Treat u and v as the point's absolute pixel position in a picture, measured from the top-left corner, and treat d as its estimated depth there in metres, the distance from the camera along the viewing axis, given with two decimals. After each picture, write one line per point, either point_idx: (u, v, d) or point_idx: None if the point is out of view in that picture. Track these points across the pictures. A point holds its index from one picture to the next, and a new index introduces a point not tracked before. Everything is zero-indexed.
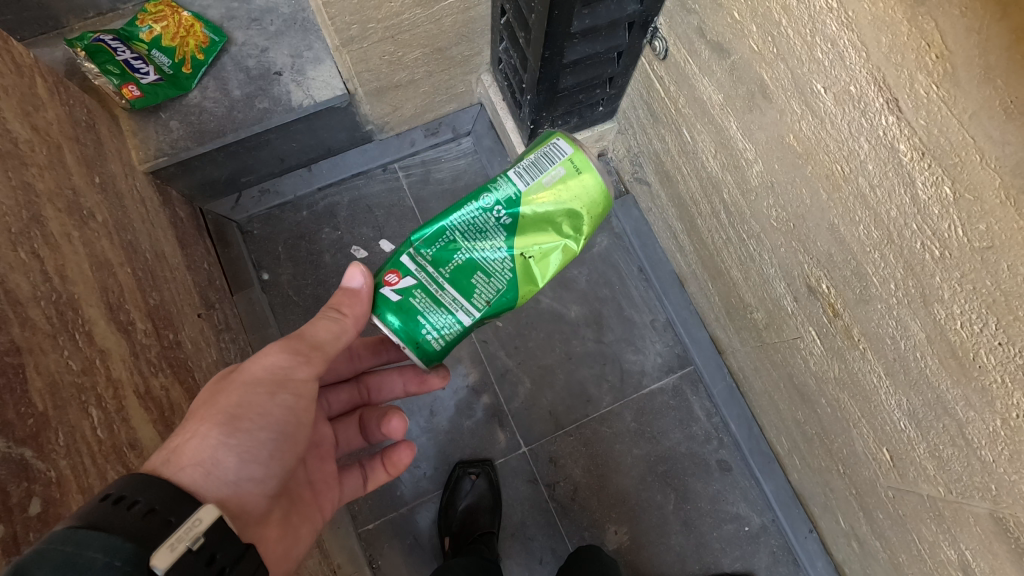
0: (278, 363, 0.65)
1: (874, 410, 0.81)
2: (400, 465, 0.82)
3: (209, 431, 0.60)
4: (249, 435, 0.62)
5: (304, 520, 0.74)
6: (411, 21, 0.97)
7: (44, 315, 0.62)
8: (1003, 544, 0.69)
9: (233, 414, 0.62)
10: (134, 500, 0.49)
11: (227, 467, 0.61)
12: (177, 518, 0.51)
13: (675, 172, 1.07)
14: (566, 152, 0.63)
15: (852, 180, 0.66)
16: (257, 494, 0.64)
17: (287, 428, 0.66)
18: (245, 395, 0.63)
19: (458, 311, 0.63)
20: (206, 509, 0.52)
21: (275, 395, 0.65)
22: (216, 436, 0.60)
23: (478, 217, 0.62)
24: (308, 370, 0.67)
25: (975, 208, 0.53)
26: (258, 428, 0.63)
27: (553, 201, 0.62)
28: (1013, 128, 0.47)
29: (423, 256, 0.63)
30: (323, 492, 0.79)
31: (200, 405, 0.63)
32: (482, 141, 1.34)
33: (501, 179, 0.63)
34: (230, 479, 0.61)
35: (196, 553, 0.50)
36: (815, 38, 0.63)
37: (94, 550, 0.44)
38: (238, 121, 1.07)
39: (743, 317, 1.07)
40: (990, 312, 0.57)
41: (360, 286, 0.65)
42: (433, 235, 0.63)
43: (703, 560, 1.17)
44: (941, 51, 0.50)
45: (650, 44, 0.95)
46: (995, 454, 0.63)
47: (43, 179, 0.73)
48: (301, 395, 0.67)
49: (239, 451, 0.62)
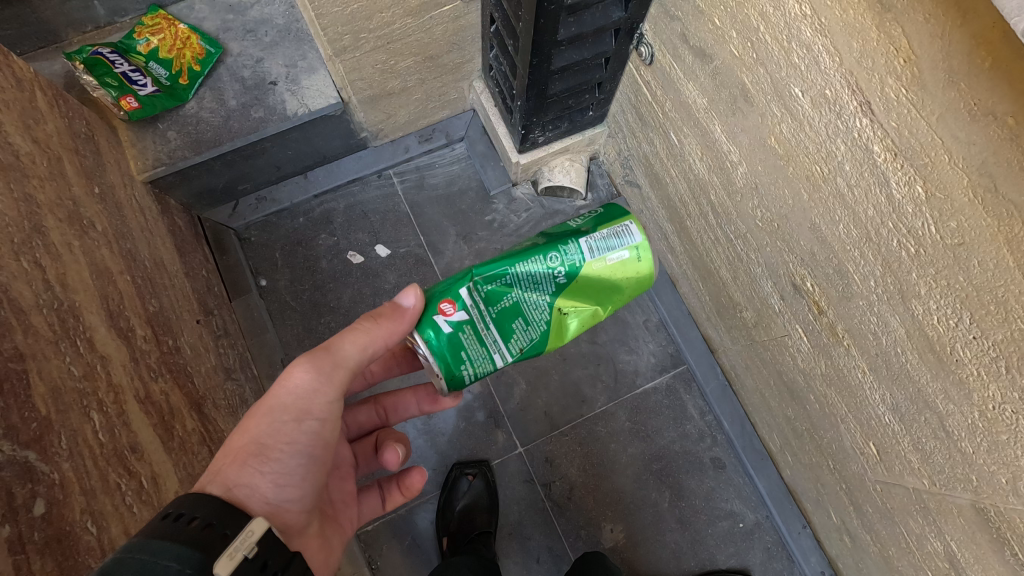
0: (301, 386, 0.66)
1: (859, 404, 0.83)
2: (414, 488, 0.84)
3: (247, 458, 0.64)
4: (281, 462, 0.65)
5: (335, 533, 0.78)
6: (403, 30, 0.99)
7: (46, 322, 0.64)
8: (985, 534, 0.70)
9: (262, 443, 0.65)
10: (191, 515, 0.51)
11: (266, 492, 0.64)
12: (231, 532, 0.53)
13: (664, 174, 1.09)
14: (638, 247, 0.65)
15: (831, 180, 0.68)
16: (298, 511, 0.68)
17: (314, 450, 0.68)
18: (273, 423, 0.65)
19: (495, 353, 0.64)
20: (257, 520, 0.54)
21: (301, 421, 0.67)
22: (251, 465, 0.63)
23: (542, 275, 0.63)
24: (330, 388, 0.68)
25: (946, 207, 0.55)
26: (288, 453, 0.66)
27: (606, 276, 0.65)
28: (977, 130, 0.49)
29: (480, 292, 0.63)
30: (345, 512, 0.81)
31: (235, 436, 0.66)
32: (475, 146, 1.36)
33: (572, 243, 0.63)
34: (271, 500, 0.64)
35: (251, 560, 0.52)
36: (791, 44, 0.65)
37: (169, 558, 0.46)
38: (235, 130, 1.09)
39: (733, 316, 1.09)
40: (964, 307, 0.59)
41: (412, 306, 0.64)
42: (498, 282, 0.63)
43: (699, 557, 1.18)
44: (908, 55, 0.52)
45: (636, 50, 0.97)
46: (974, 445, 0.65)
47: (44, 190, 0.75)
48: (324, 416, 0.68)
49: (275, 478, 0.65)
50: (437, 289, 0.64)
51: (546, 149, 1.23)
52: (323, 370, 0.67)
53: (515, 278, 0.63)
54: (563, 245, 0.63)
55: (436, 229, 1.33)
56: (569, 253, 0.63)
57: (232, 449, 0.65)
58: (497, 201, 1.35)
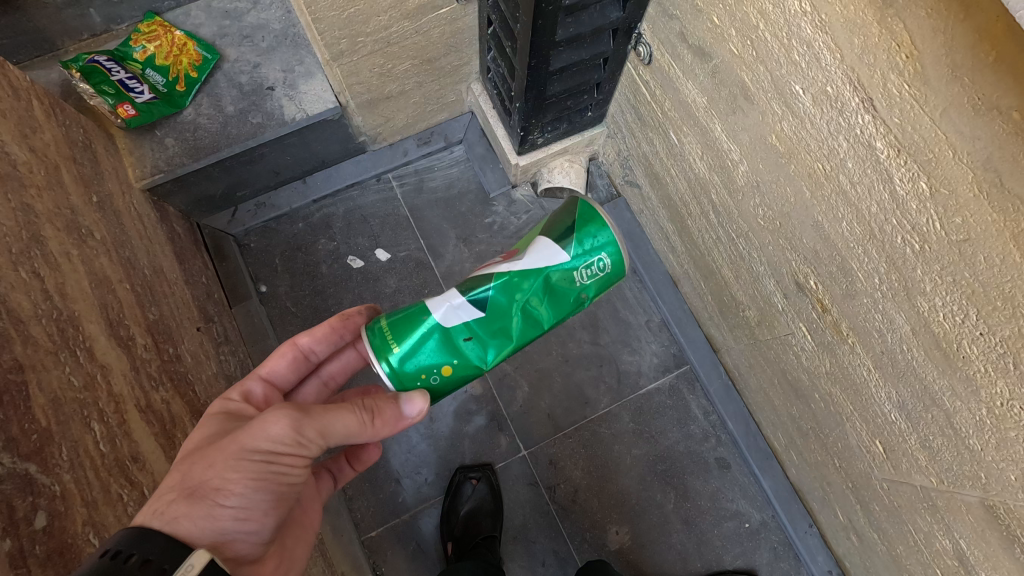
0: (276, 435, 0.59)
1: (865, 402, 0.82)
2: (369, 463, 0.85)
3: (203, 491, 0.58)
4: (242, 498, 0.59)
5: (297, 540, 0.73)
6: (399, 33, 0.99)
7: (45, 333, 0.63)
8: (995, 531, 0.70)
9: (225, 479, 0.58)
10: (129, 552, 0.51)
11: (221, 525, 0.58)
12: (172, 565, 0.52)
13: (664, 174, 1.09)
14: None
15: (834, 177, 0.68)
16: (255, 546, 0.62)
17: (280, 490, 0.62)
18: (239, 460, 0.59)
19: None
20: (200, 554, 0.53)
21: (270, 464, 0.60)
22: (210, 500, 0.58)
23: None
24: (308, 446, 0.61)
25: (951, 202, 0.55)
26: (252, 492, 0.59)
27: None
28: (982, 124, 0.49)
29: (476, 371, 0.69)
30: (312, 505, 0.78)
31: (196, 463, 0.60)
32: (474, 149, 1.36)
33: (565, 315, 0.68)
34: (226, 533, 0.59)
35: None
36: (791, 41, 0.64)
37: None
38: (233, 136, 1.09)
39: (735, 315, 1.08)
40: (970, 303, 0.58)
41: (414, 419, 0.65)
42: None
43: (705, 558, 1.17)
44: (910, 50, 0.52)
45: (635, 50, 0.97)
46: (982, 442, 0.65)
47: (42, 200, 0.75)
48: (297, 464, 0.61)
49: (232, 514, 0.59)
50: (442, 387, 0.66)
51: (545, 150, 1.23)
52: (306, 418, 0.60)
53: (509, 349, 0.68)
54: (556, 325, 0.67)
55: (436, 233, 1.33)
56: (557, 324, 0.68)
57: (194, 479, 0.59)
58: (496, 203, 1.35)
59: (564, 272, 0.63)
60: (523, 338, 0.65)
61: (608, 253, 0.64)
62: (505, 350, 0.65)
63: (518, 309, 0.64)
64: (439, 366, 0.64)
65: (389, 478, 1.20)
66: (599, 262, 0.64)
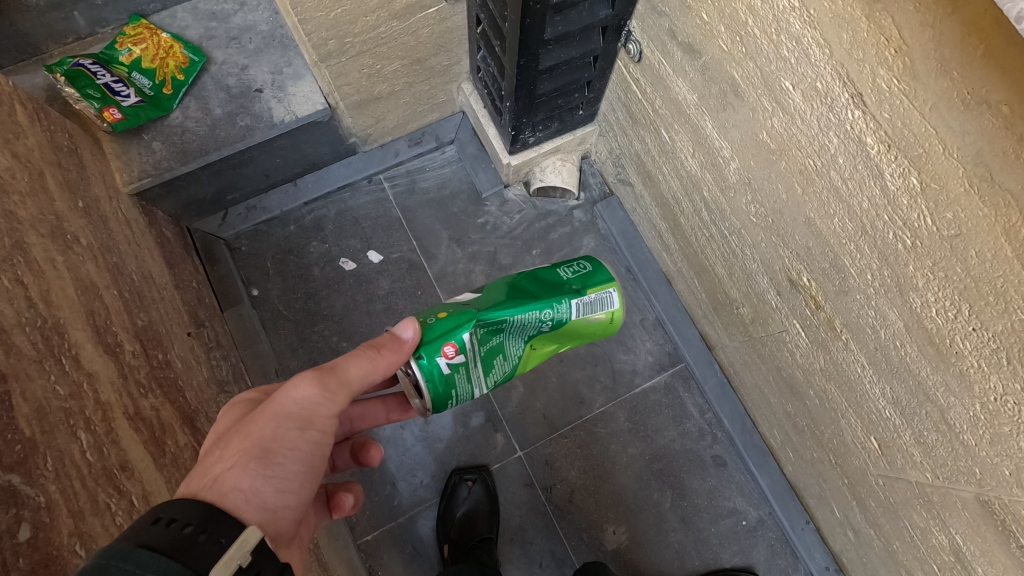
0: (308, 397, 0.65)
1: (860, 399, 0.82)
2: (344, 511, 0.80)
3: (247, 461, 0.60)
4: (283, 468, 0.63)
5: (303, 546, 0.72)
6: (388, 33, 0.98)
7: (29, 341, 0.62)
8: (990, 526, 0.69)
9: (267, 448, 0.62)
10: (183, 521, 0.50)
11: (266, 497, 0.60)
12: (226, 539, 0.52)
13: (657, 172, 1.09)
14: (612, 305, 0.74)
15: (825, 174, 0.67)
16: (290, 522, 0.64)
17: (313, 463, 0.66)
18: (276, 429, 0.63)
19: (476, 389, 0.70)
20: (251, 529, 0.53)
21: (304, 431, 0.65)
22: (256, 468, 0.60)
23: (535, 321, 0.69)
24: (335, 404, 0.67)
25: (941, 197, 0.54)
26: (291, 461, 0.64)
27: (584, 330, 0.74)
28: (971, 119, 0.49)
29: (480, 337, 0.67)
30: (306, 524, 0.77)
31: (234, 440, 0.62)
32: (466, 149, 1.35)
33: (565, 304, 0.70)
34: (269, 506, 0.60)
35: (246, 570, 0.52)
36: (780, 37, 0.64)
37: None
38: (221, 139, 1.08)
39: (730, 313, 1.08)
40: (963, 299, 0.58)
41: (411, 339, 0.65)
42: (497, 328, 0.68)
43: (703, 556, 1.17)
44: (899, 45, 0.51)
45: (625, 47, 0.96)
46: (976, 437, 0.64)
47: (25, 206, 0.74)
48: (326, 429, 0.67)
49: (275, 485, 0.62)
50: (440, 331, 0.65)
51: (537, 149, 1.23)
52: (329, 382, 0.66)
53: (513, 321, 0.68)
54: (553, 302, 0.69)
55: (429, 233, 1.32)
56: (556, 308, 0.70)
57: (236, 452, 0.61)
58: (489, 203, 1.34)
59: (548, 269, 0.74)
60: (518, 299, 0.68)
61: (587, 260, 0.75)
62: (500, 305, 0.67)
63: (510, 283, 0.72)
64: (436, 312, 0.68)
65: (384, 481, 1.19)
66: (581, 266, 0.75)
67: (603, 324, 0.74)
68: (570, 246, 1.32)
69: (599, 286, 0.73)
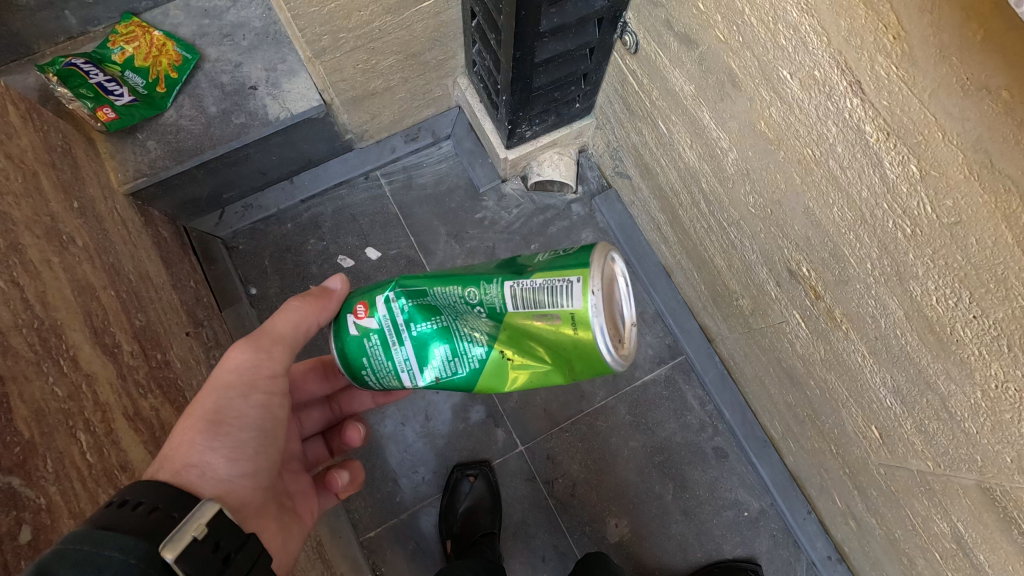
0: (243, 362, 0.68)
1: (860, 388, 0.82)
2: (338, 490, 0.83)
3: (195, 436, 0.63)
4: (232, 436, 0.65)
5: (296, 521, 0.75)
6: (383, 28, 0.98)
7: (26, 342, 0.62)
8: (992, 514, 0.69)
9: (213, 419, 0.65)
10: (137, 501, 0.51)
11: (219, 469, 0.63)
12: (179, 513, 0.52)
13: (655, 164, 1.08)
14: (572, 301, 0.51)
15: (823, 163, 0.67)
16: (252, 489, 0.67)
17: (263, 427, 0.69)
18: (220, 400, 0.66)
19: (402, 373, 0.62)
20: (204, 506, 0.53)
21: (248, 396, 0.68)
22: (202, 443, 0.63)
23: (461, 302, 0.58)
24: (274, 362, 0.70)
25: (941, 184, 0.54)
26: (241, 429, 0.66)
27: (539, 335, 0.55)
28: (971, 105, 0.48)
29: (398, 308, 0.60)
30: (305, 502, 0.80)
31: (182, 419, 0.65)
32: (463, 143, 1.35)
33: (495, 286, 0.56)
34: (223, 477, 0.63)
35: (203, 542, 0.51)
36: (778, 25, 0.64)
37: (112, 547, 0.45)
38: (216, 137, 1.07)
39: (730, 305, 1.07)
40: (963, 286, 0.58)
41: (337, 287, 0.71)
42: (421, 302, 0.60)
43: (705, 548, 1.17)
44: (898, 31, 0.51)
45: (621, 39, 0.96)
46: (978, 425, 0.64)
47: (20, 207, 0.73)
48: (273, 391, 0.71)
49: (228, 454, 0.65)
50: (366, 291, 0.64)
51: (534, 143, 1.22)
52: (264, 348, 0.70)
53: (434, 296, 0.60)
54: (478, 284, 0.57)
55: (427, 229, 1.32)
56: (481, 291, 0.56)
57: (182, 431, 0.64)
58: (487, 198, 1.34)
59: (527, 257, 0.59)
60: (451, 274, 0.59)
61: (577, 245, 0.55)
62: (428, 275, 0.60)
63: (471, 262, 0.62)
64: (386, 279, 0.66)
65: (386, 477, 1.19)
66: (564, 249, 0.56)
67: (564, 334, 0.53)
68: (569, 240, 1.31)
69: (554, 271, 0.53)
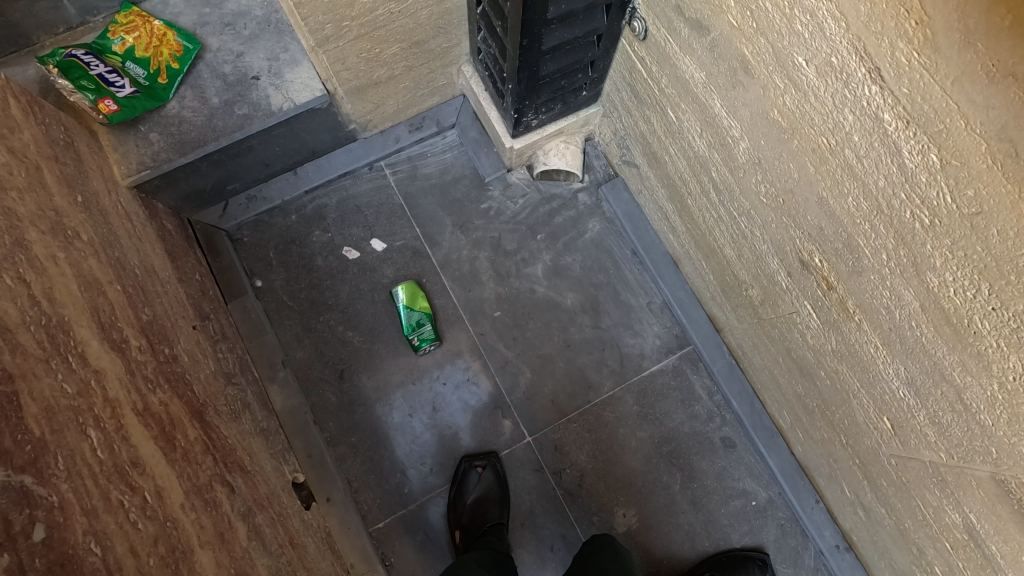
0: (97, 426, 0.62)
1: (873, 379, 0.81)
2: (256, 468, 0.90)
3: (91, 502, 0.58)
4: (121, 495, 0.62)
5: (228, 551, 0.74)
6: (386, 16, 0.96)
7: (34, 339, 0.62)
8: (1005, 505, 0.69)
9: (98, 481, 0.60)
10: None
11: (126, 527, 0.61)
12: None
13: (663, 153, 1.07)
14: None
15: (839, 152, 0.66)
16: (164, 537, 0.65)
17: (140, 484, 0.66)
18: (94, 468, 0.61)
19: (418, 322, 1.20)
20: None
21: (113, 456, 0.64)
22: (100, 505, 0.59)
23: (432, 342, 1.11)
24: (92, 418, 0.64)
25: (962, 174, 0.53)
26: (123, 489, 0.63)
27: None
28: (996, 92, 0.47)
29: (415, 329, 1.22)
30: (231, 528, 0.78)
31: (85, 487, 0.59)
32: (467, 133, 1.33)
33: None
34: (131, 533, 0.61)
35: None
36: (794, 10, 0.62)
37: None
38: (219, 129, 1.06)
39: (739, 294, 1.07)
40: (982, 278, 0.57)
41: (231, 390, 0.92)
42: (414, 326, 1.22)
43: (713, 537, 1.18)
44: (920, 16, 0.50)
45: (629, 25, 0.93)
46: (994, 417, 0.64)
47: (24, 202, 0.72)
48: (122, 446, 0.66)
49: (131, 501, 0.63)
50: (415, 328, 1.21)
51: (539, 132, 1.21)
52: (77, 410, 0.63)
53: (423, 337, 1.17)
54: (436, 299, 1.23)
55: (432, 220, 1.31)
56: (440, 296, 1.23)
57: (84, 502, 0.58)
58: (492, 187, 1.33)
59: None
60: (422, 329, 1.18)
61: None
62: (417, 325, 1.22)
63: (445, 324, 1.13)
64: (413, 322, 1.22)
65: (394, 469, 1.19)
66: None
67: None
68: (575, 230, 1.31)
69: None
